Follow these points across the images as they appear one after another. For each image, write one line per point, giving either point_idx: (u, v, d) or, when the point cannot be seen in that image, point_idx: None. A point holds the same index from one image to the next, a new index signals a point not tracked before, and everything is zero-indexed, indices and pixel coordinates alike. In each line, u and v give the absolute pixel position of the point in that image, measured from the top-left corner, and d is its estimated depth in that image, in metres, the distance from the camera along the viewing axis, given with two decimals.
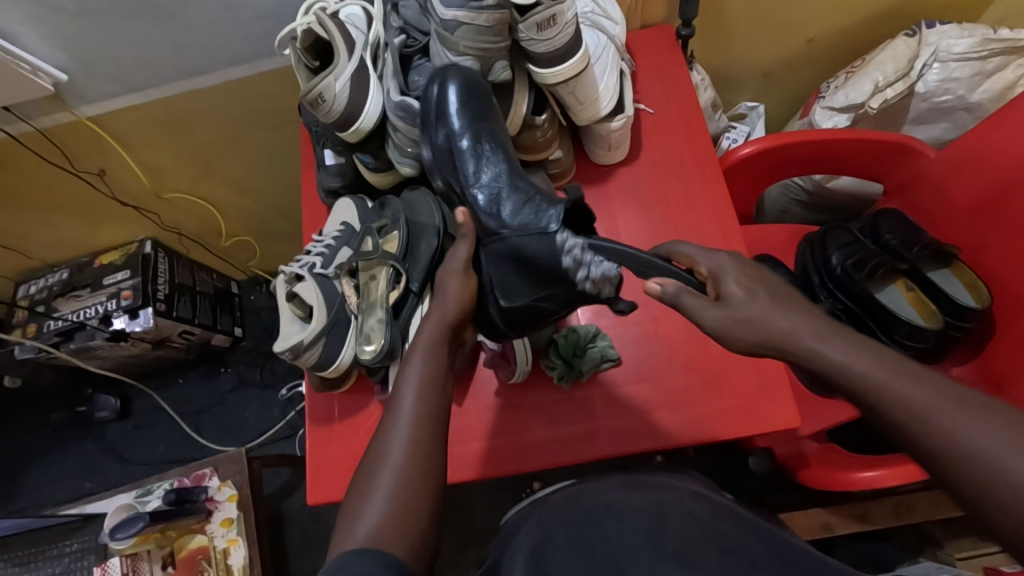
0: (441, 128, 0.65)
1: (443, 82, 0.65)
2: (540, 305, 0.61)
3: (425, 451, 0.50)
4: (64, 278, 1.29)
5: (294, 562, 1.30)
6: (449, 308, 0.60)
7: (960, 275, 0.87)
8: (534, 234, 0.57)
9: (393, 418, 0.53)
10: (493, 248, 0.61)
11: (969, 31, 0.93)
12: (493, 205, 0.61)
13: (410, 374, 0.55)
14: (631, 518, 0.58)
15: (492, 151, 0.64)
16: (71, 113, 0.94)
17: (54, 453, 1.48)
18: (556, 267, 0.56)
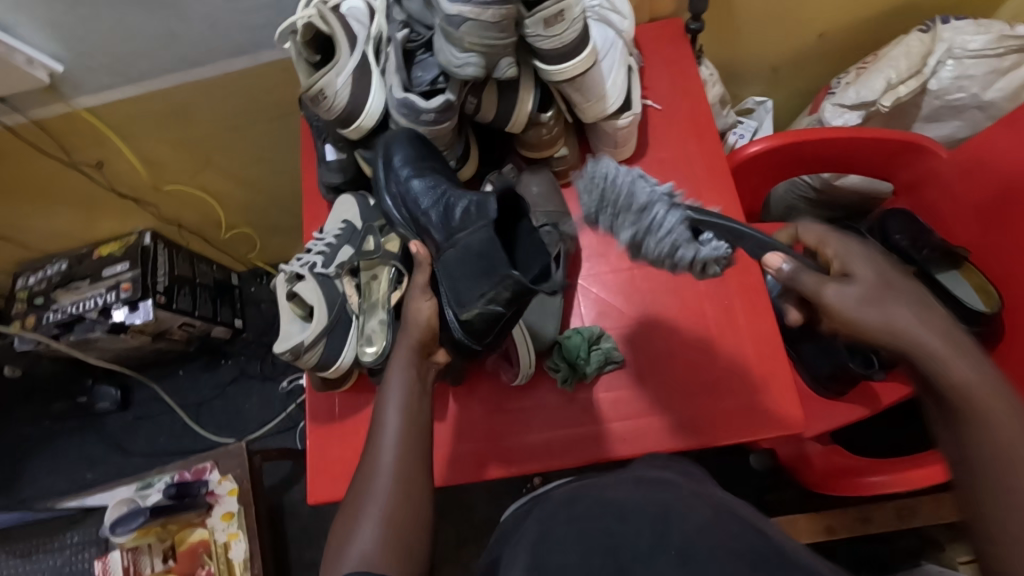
0: (390, 179, 0.69)
1: (387, 151, 0.69)
2: (490, 310, 0.58)
3: (411, 472, 0.53)
4: (64, 269, 1.28)
5: (294, 553, 1.31)
6: (414, 333, 0.62)
7: (970, 277, 0.85)
8: (476, 229, 0.59)
9: (379, 436, 0.55)
10: (442, 263, 0.62)
11: (984, 28, 0.91)
12: (442, 223, 0.64)
13: (391, 391, 0.58)
14: (634, 518, 0.57)
15: (436, 178, 0.67)
16: (67, 104, 0.93)
17: (54, 444, 1.48)
18: (499, 254, 0.57)
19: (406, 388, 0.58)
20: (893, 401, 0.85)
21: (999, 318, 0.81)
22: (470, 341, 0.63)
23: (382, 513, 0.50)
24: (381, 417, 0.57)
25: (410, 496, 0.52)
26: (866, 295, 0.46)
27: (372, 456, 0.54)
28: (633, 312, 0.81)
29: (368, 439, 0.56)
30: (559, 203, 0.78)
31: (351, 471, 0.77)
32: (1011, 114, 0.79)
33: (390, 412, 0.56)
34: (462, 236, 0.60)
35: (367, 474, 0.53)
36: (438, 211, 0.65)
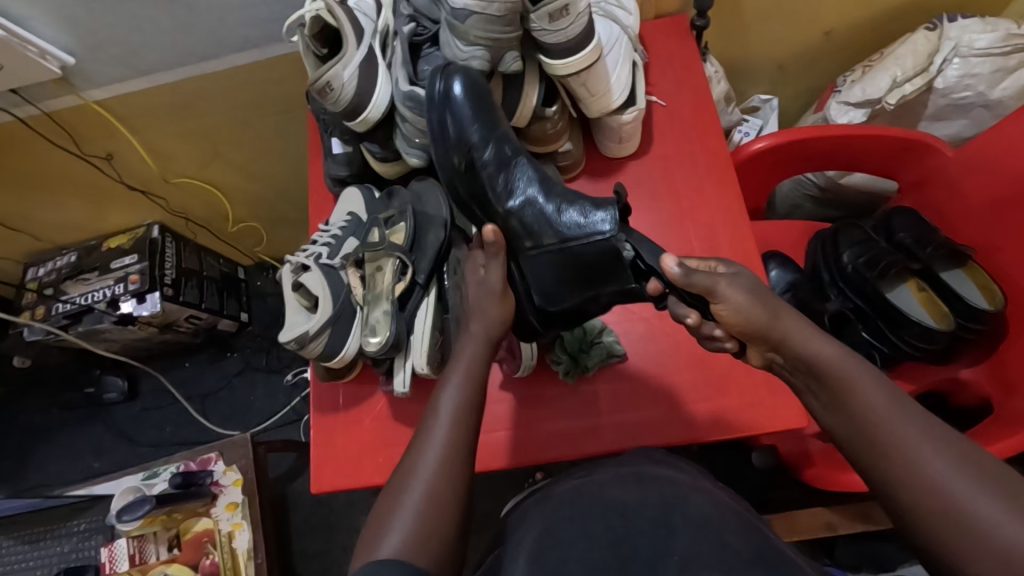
0: (459, 147, 0.64)
1: (448, 78, 0.64)
2: (582, 307, 0.63)
3: (455, 463, 0.52)
4: (73, 261, 1.29)
5: (298, 544, 1.32)
6: (493, 327, 0.62)
7: (974, 277, 0.86)
8: (585, 236, 0.58)
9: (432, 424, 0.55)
10: (532, 259, 0.62)
11: (990, 26, 0.91)
12: (534, 217, 0.61)
13: (452, 384, 0.58)
14: (635, 518, 0.57)
15: (516, 155, 0.64)
16: (79, 96, 0.94)
17: (61, 433, 1.50)
18: (615, 266, 0.57)
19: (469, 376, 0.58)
20: None
21: (1004, 316, 0.82)
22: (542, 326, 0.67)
23: (421, 504, 0.50)
24: (436, 406, 0.56)
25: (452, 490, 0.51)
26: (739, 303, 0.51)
27: (423, 437, 0.54)
28: (636, 308, 0.82)
29: (420, 423, 0.56)
30: None
31: (355, 460, 0.78)
32: (1009, 117, 0.80)
33: (445, 403, 0.56)
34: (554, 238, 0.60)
35: (415, 457, 0.53)
36: (519, 200, 0.62)
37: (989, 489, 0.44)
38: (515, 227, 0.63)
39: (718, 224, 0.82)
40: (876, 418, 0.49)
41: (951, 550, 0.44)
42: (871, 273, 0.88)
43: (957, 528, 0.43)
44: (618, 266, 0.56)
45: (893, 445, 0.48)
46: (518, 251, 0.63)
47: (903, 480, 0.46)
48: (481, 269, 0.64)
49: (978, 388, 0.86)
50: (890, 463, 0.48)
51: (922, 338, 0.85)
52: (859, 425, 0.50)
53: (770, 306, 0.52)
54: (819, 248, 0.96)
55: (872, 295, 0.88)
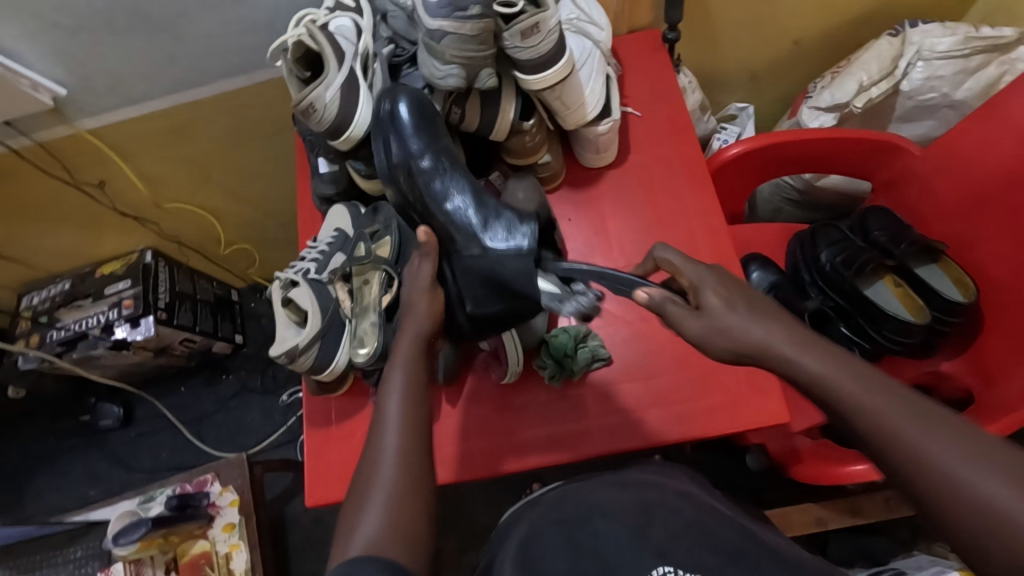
0: (399, 146, 0.67)
1: (392, 96, 0.68)
2: (506, 310, 0.67)
3: (414, 454, 0.52)
4: (66, 288, 1.31)
5: (296, 564, 1.32)
6: (423, 325, 0.62)
7: (948, 271, 0.88)
8: (509, 250, 0.63)
9: (382, 424, 0.54)
10: (462, 263, 0.66)
11: (951, 30, 0.94)
12: (466, 232, 0.65)
13: (396, 381, 0.57)
14: (613, 517, 0.59)
15: (451, 169, 0.67)
16: (71, 126, 0.96)
17: (57, 462, 1.50)
18: (533, 280, 0.63)
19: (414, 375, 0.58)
20: None
21: (977, 306, 0.84)
22: (465, 326, 0.70)
23: (386, 501, 0.49)
24: (383, 403, 0.55)
25: (415, 477, 0.51)
26: (721, 325, 0.48)
27: (377, 436, 0.54)
28: (619, 312, 0.83)
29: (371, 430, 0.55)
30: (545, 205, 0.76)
31: (348, 471, 0.79)
32: (973, 115, 0.83)
33: (392, 398, 0.55)
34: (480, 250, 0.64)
35: (371, 464, 0.52)
36: (453, 206, 0.66)
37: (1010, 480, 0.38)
38: (449, 233, 0.66)
39: (695, 229, 0.84)
40: (873, 413, 0.43)
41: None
42: (849, 270, 0.91)
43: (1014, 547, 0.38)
44: (534, 275, 0.63)
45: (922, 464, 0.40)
46: (449, 256, 0.66)
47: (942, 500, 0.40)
48: (413, 268, 0.65)
49: (960, 378, 0.88)
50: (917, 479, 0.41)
51: (898, 332, 0.87)
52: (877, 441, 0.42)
53: (783, 340, 0.46)
54: (798, 248, 0.98)
55: (850, 292, 0.90)
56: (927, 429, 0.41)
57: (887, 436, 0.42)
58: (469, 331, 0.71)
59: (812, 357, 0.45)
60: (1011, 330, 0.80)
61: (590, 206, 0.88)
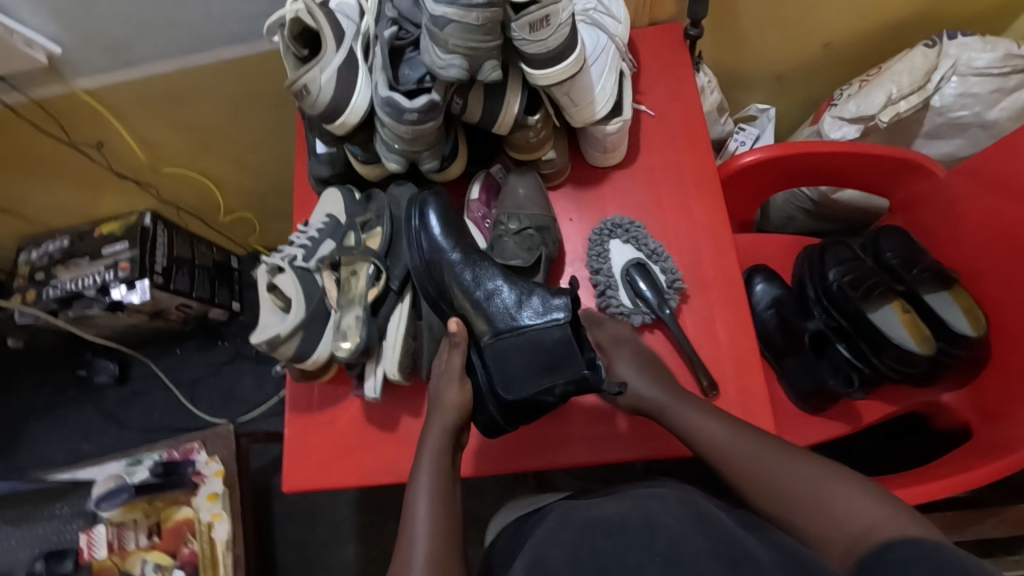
0: (426, 245, 0.70)
1: (422, 209, 0.71)
2: (540, 398, 0.62)
3: (446, 561, 0.56)
4: (65, 245, 1.30)
5: (279, 533, 1.33)
6: (450, 415, 0.66)
7: (959, 300, 0.84)
8: (546, 325, 0.63)
9: (412, 523, 0.59)
10: (495, 347, 0.65)
11: (991, 45, 0.89)
12: (491, 312, 0.66)
13: (422, 479, 0.62)
14: (619, 532, 0.55)
15: (483, 260, 0.69)
16: (68, 86, 0.94)
17: (52, 413, 1.51)
18: (573, 353, 0.62)
19: (437, 470, 0.63)
20: (876, 417, 0.91)
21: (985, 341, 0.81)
22: (501, 415, 0.65)
23: None
24: (414, 504, 0.60)
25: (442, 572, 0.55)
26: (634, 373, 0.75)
27: (408, 530, 0.59)
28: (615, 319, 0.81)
29: (402, 525, 0.60)
30: (544, 206, 0.78)
31: (329, 459, 0.79)
32: (998, 142, 0.79)
33: (420, 497, 0.60)
34: (528, 324, 0.64)
35: (404, 562, 0.57)
36: (483, 293, 0.67)
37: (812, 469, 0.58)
38: (476, 320, 0.67)
39: (700, 241, 0.81)
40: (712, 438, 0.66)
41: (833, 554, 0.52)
42: (855, 292, 0.86)
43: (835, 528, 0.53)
44: (572, 351, 0.62)
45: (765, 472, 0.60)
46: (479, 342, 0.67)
47: (771, 496, 0.59)
48: (446, 357, 0.69)
49: (958, 412, 0.87)
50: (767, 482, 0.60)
51: (900, 361, 0.83)
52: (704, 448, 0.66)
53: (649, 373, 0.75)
54: (806, 263, 0.95)
55: (854, 314, 0.86)
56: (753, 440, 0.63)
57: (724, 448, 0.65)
58: (507, 421, 0.66)
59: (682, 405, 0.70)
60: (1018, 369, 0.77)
61: (592, 205, 0.85)
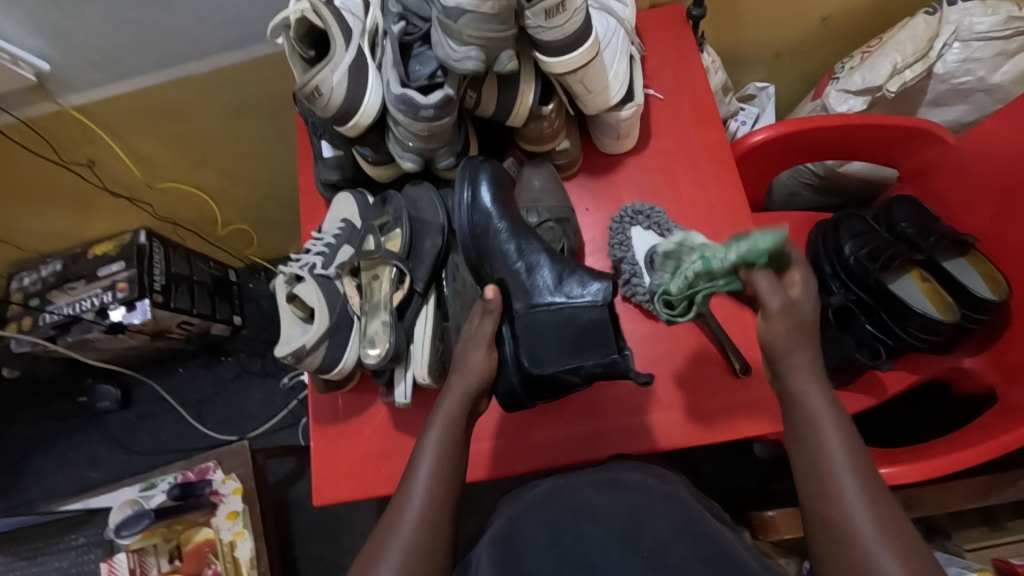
0: (474, 212, 0.68)
1: (473, 178, 0.69)
2: (564, 377, 0.60)
3: (435, 527, 0.55)
4: (59, 269, 1.26)
5: (301, 548, 1.32)
6: (471, 382, 0.62)
7: (976, 265, 0.85)
8: (584, 304, 0.61)
9: (410, 485, 0.57)
10: (527, 317, 0.63)
11: (992, 9, 0.89)
12: (532, 287, 0.64)
13: (430, 440, 0.60)
14: (602, 523, 0.59)
15: (530, 238, 0.67)
16: (56, 103, 0.91)
17: (55, 443, 1.47)
18: (607, 336, 0.60)
19: (448, 434, 0.60)
20: (900, 388, 0.91)
21: (1007, 305, 0.82)
22: (523, 387, 0.62)
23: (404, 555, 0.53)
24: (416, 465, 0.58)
25: (434, 540, 0.54)
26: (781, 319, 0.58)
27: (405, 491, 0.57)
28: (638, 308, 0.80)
29: (402, 482, 0.58)
30: (561, 197, 0.77)
31: (358, 470, 0.77)
32: (1010, 105, 0.79)
33: (423, 463, 0.58)
34: (560, 303, 0.62)
35: (392, 523, 0.55)
36: (524, 266, 0.66)
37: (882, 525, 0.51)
38: (512, 292, 0.65)
39: (720, 224, 0.80)
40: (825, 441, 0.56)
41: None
42: (874, 264, 0.86)
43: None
44: (607, 334, 0.60)
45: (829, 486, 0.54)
46: (511, 318, 0.64)
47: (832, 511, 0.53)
48: (475, 324, 0.65)
49: (981, 375, 0.87)
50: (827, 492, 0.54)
51: (924, 330, 0.84)
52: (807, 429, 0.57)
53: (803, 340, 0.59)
54: (820, 238, 0.95)
55: (875, 287, 0.87)
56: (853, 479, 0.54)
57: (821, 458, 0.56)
58: (526, 397, 0.63)
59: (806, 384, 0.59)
60: None
61: (608, 192, 0.83)
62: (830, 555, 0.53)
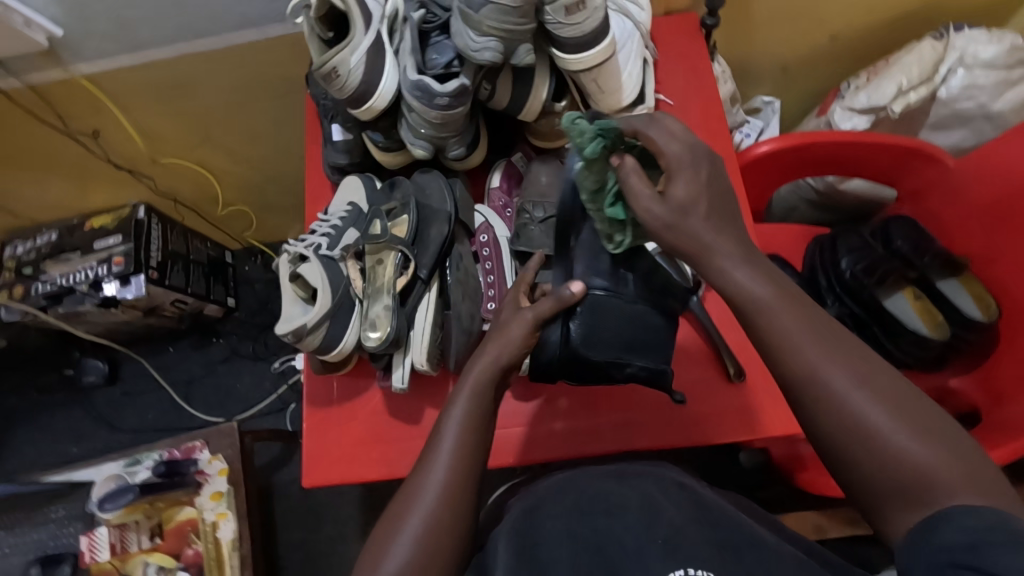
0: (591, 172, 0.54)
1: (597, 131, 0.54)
2: (608, 368, 0.64)
3: (458, 501, 0.49)
4: (53, 240, 1.25)
5: (282, 533, 1.31)
6: (505, 351, 0.55)
7: (969, 287, 0.87)
8: (652, 307, 0.63)
9: (432, 453, 0.51)
10: (597, 300, 0.61)
11: (997, 38, 0.91)
12: (618, 276, 0.61)
13: (456, 408, 0.52)
14: (619, 514, 0.56)
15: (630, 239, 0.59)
16: (66, 71, 0.90)
17: (39, 415, 1.46)
18: (662, 345, 0.65)
19: (473, 412, 0.52)
20: None
21: (995, 326, 0.83)
22: (560, 362, 0.63)
23: (422, 526, 0.48)
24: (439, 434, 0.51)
25: (454, 518, 0.48)
26: (676, 223, 0.47)
27: (425, 460, 0.51)
28: None
29: (421, 453, 0.52)
30: None
31: (349, 453, 0.77)
32: (1010, 132, 0.80)
33: (449, 430, 0.51)
34: (636, 303, 0.62)
35: (411, 492, 0.49)
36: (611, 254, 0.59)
37: (890, 405, 0.42)
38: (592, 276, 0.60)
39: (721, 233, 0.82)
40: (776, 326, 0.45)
41: (880, 501, 0.42)
42: (869, 279, 0.88)
43: (880, 467, 0.41)
44: (660, 345, 0.65)
45: (798, 378, 0.44)
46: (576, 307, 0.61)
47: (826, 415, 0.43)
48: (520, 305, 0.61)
49: (967, 396, 0.88)
50: (799, 388, 0.44)
51: (916, 346, 0.86)
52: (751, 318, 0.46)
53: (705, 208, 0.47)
54: (816, 252, 0.96)
55: (869, 302, 0.88)
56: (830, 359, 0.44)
57: (789, 348, 0.45)
58: (557, 371, 0.64)
59: (742, 265, 0.47)
60: None
61: None
62: (838, 455, 0.43)
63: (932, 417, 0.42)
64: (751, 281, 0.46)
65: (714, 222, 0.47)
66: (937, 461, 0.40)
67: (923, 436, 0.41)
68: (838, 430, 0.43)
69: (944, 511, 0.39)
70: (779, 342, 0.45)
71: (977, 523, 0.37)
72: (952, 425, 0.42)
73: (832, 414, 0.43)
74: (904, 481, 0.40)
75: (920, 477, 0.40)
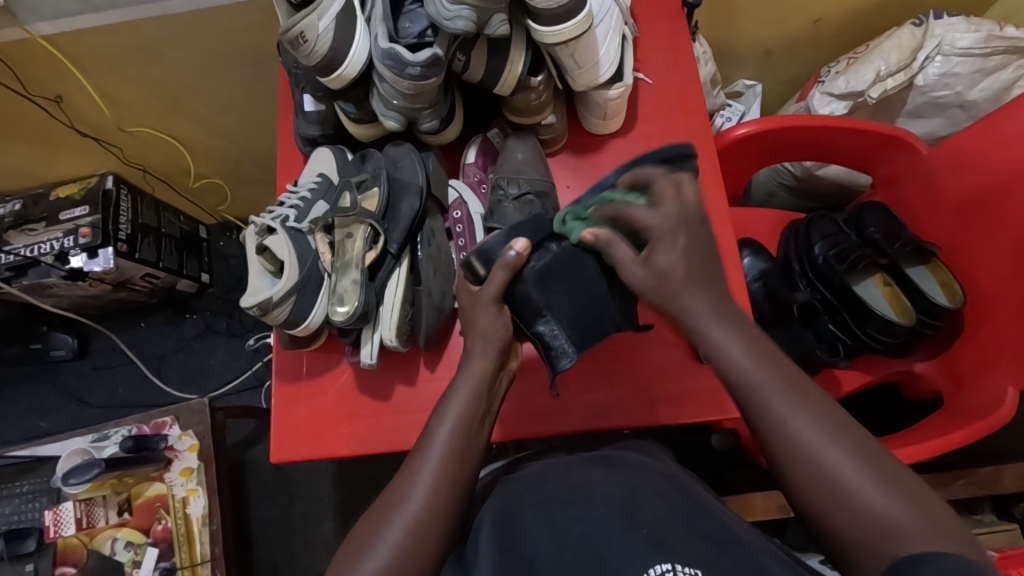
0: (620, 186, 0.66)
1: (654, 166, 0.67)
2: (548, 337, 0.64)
3: (449, 495, 0.53)
4: (17, 209, 1.21)
5: (255, 510, 1.30)
6: (490, 343, 0.60)
7: (937, 274, 0.89)
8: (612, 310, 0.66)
9: (427, 452, 0.55)
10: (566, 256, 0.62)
11: (975, 26, 0.91)
12: None
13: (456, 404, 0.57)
14: (598, 503, 0.53)
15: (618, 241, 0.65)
16: (23, 30, 0.86)
17: (5, 389, 1.43)
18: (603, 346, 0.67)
19: (466, 410, 0.57)
20: (854, 386, 0.95)
21: (961, 312, 0.84)
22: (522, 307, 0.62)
23: (416, 516, 0.51)
24: (434, 432, 0.56)
25: (446, 513, 0.52)
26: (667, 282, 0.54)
27: (420, 456, 0.55)
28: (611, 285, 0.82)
29: (415, 446, 0.56)
30: (543, 171, 0.77)
31: (318, 430, 0.76)
32: (986, 119, 0.80)
33: (444, 428, 0.56)
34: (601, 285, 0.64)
35: (404, 485, 0.53)
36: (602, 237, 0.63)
37: (859, 458, 0.46)
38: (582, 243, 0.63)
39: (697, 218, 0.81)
40: (746, 379, 0.51)
41: (846, 545, 0.45)
42: (841, 265, 0.89)
43: (844, 514, 0.45)
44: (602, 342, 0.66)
45: (775, 426, 0.49)
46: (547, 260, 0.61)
47: (798, 463, 0.47)
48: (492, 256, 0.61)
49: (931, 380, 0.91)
50: (777, 440, 0.49)
51: (883, 331, 0.87)
52: (729, 375, 0.52)
53: (686, 276, 0.54)
54: (792, 237, 0.97)
55: (839, 286, 0.90)
56: (797, 408, 0.49)
57: (761, 399, 0.50)
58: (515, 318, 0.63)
59: (723, 329, 0.53)
60: (986, 342, 0.81)
61: (589, 172, 0.84)
62: (808, 503, 0.47)
63: (895, 469, 0.46)
64: (725, 338, 0.52)
65: (704, 292, 0.54)
66: (901, 512, 0.43)
67: (890, 488, 0.45)
68: (814, 474, 0.46)
69: (908, 558, 0.41)
70: (752, 395, 0.50)
71: (945, 568, 0.39)
72: (916, 478, 0.45)
73: (808, 463, 0.47)
74: (874, 528, 0.44)
75: (885, 527, 0.43)
